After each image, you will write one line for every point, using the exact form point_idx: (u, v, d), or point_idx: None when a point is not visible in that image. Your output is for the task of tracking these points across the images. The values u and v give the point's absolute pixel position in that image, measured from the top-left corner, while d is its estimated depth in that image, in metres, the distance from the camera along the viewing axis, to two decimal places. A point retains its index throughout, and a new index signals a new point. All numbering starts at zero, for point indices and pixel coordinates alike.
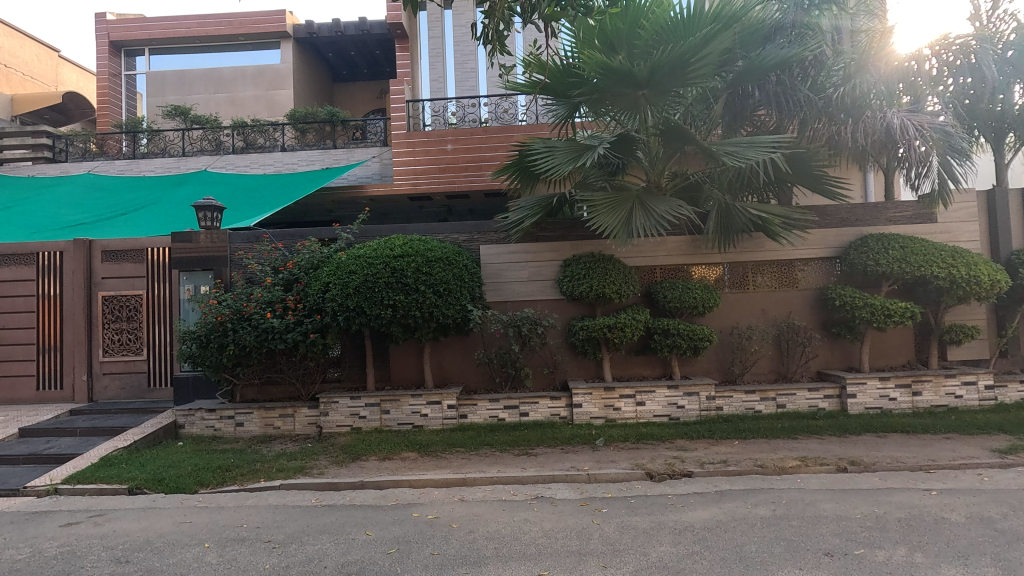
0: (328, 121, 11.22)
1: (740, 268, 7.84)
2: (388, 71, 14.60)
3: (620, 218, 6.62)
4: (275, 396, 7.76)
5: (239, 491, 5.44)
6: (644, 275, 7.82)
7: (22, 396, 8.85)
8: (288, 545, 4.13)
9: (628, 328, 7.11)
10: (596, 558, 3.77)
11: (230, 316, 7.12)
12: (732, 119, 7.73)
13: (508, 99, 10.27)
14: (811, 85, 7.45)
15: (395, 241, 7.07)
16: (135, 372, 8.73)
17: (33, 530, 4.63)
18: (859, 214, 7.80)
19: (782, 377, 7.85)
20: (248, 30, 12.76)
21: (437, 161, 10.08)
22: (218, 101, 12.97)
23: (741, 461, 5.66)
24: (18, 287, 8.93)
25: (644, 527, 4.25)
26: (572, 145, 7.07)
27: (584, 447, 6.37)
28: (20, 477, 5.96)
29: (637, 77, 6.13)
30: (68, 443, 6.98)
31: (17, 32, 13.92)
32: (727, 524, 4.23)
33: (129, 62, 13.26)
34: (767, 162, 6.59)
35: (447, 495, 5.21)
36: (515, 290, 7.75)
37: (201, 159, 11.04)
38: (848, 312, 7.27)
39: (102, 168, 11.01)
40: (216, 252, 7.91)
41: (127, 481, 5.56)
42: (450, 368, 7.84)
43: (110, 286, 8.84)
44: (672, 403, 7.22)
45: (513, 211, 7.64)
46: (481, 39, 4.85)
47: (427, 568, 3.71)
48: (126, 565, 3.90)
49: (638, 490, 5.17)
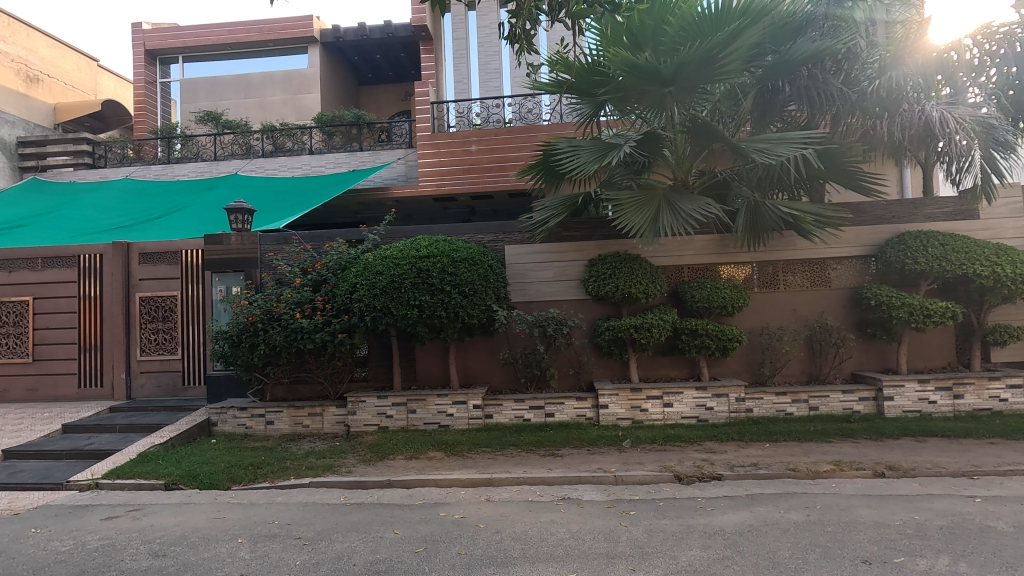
0: (355, 123, 11.36)
1: (770, 267, 7.67)
2: (412, 73, 14.76)
3: (647, 216, 6.56)
4: (304, 395, 7.91)
5: (270, 488, 5.56)
6: (671, 275, 7.70)
7: (65, 393, 9.19)
8: (318, 542, 4.19)
9: (655, 328, 7.02)
10: (625, 561, 3.73)
11: (261, 316, 7.26)
12: (760, 116, 7.50)
13: (532, 99, 10.26)
14: (844, 78, 7.21)
15: (421, 241, 7.13)
16: (170, 371, 8.99)
17: (76, 523, 4.80)
18: (896, 212, 7.60)
19: (815, 379, 7.66)
20: (278, 36, 13.08)
21: (462, 162, 10.12)
22: (248, 106, 13.22)
23: (772, 465, 5.53)
24: (61, 288, 9.26)
25: (673, 531, 4.18)
26: (598, 143, 7.00)
27: (611, 448, 6.32)
28: (63, 472, 6.18)
29: (663, 74, 6.06)
30: (108, 439, 7.21)
31: (59, 43, 14.45)
32: (760, 529, 4.13)
33: (164, 70, 13.65)
34: (799, 159, 6.45)
35: (473, 495, 5.23)
36: (540, 290, 7.72)
37: (231, 163, 11.29)
38: (885, 312, 7.06)
39: (139, 173, 11.36)
40: (247, 253, 8.07)
41: (163, 477, 5.72)
42: (475, 367, 7.86)
43: (147, 287, 9.12)
44: (700, 404, 7.11)
45: (537, 211, 7.64)
46: (508, 39, 4.88)
47: (455, 567, 3.72)
48: (163, 559, 4.00)
49: (667, 493, 5.09)
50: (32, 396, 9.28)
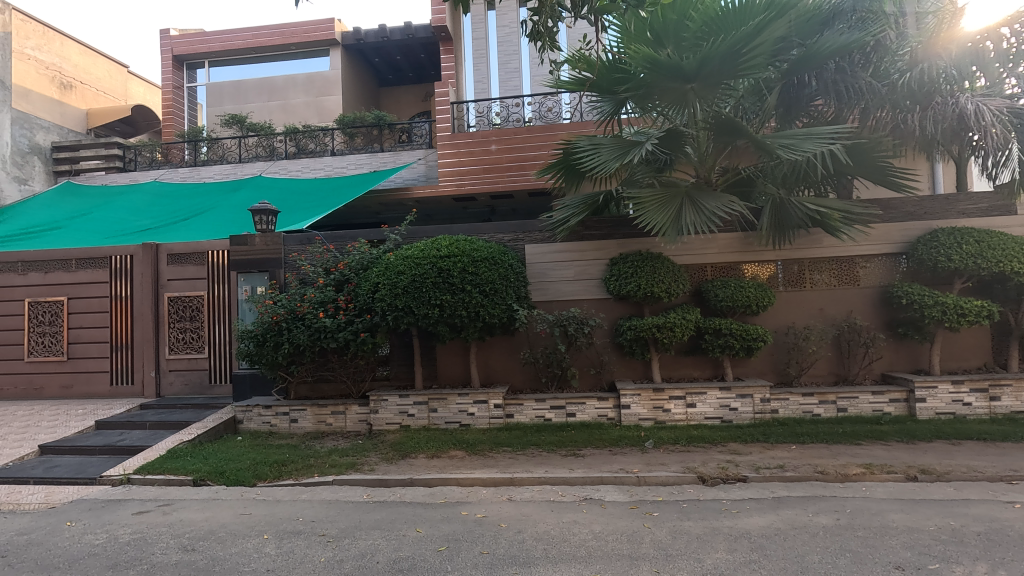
0: (376, 124, 11.45)
1: (796, 265, 7.52)
2: (432, 74, 14.83)
3: (670, 214, 6.48)
4: (327, 393, 8.02)
5: (294, 485, 5.63)
6: (694, 274, 7.60)
7: (98, 390, 9.45)
8: (342, 539, 4.23)
9: (678, 328, 6.94)
10: (648, 563, 3.68)
11: (285, 316, 7.36)
12: (786, 111, 7.40)
13: (552, 98, 10.22)
14: (873, 71, 7.05)
15: (442, 241, 7.15)
16: (197, 369, 9.19)
17: (109, 517, 4.93)
18: (928, 207, 7.37)
19: (843, 379, 7.48)
20: (300, 39, 13.26)
21: (482, 162, 10.14)
22: (272, 108, 13.43)
23: (799, 467, 5.42)
24: (93, 288, 9.54)
25: (697, 533, 4.12)
26: (619, 141, 6.95)
27: (633, 449, 6.26)
28: (97, 467, 6.36)
29: (686, 70, 5.99)
30: (138, 435, 7.40)
31: (91, 51, 14.56)
32: (787, 533, 4.05)
33: (191, 75, 13.93)
34: (826, 155, 6.30)
35: (495, 494, 5.22)
36: (560, 290, 7.69)
37: (256, 165, 11.48)
38: (917, 311, 6.87)
39: (167, 176, 11.62)
40: (271, 253, 8.19)
41: (191, 473, 5.84)
42: (495, 366, 7.87)
43: (175, 287, 9.35)
44: (724, 405, 7.00)
45: (557, 210, 7.61)
46: (530, 36, 4.93)
47: (478, 567, 3.71)
48: (192, 553, 4.08)
49: (691, 494, 5.02)
50: (67, 393, 9.55)
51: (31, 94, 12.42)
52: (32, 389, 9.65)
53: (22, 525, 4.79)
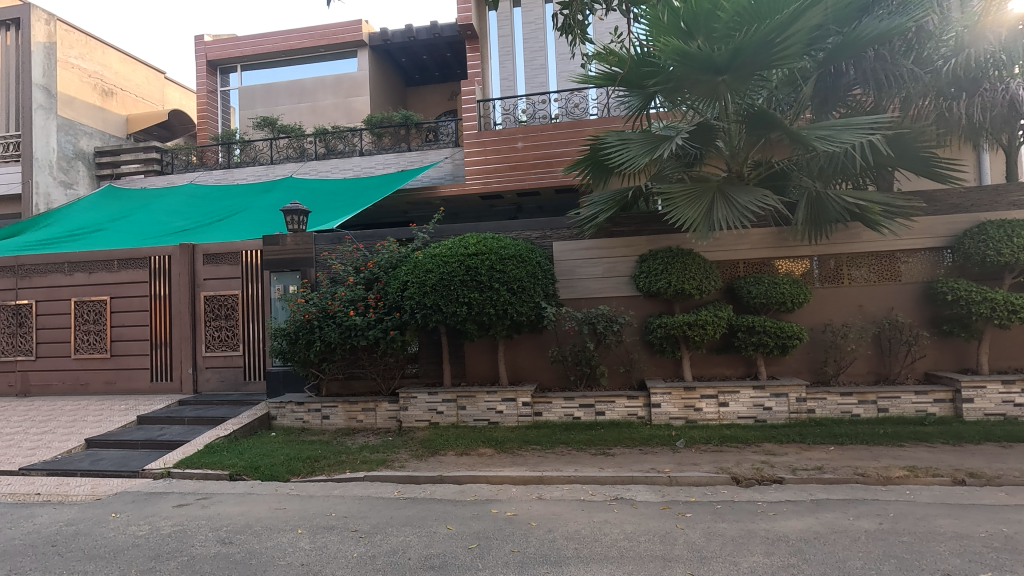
0: (403, 124, 11.54)
1: (833, 261, 7.29)
2: (459, 72, 14.85)
3: (701, 209, 6.35)
4: (357, 390, 8.11)
5: (327, 480, 5.73)
6: (726, 270, 7.44)
7: (139, 387, 9.77)
8: (374, 535, 4.28)
9: (709, 325, 6.81)
10: (682, 565, 3.61)
11: (317, 313, 7.46)
12: (822, 102, 7.13)
13: (579, 94, 10.16)
14: (915, 57, 6.70)
15: (470, 239, 7.15)
16: (232, 366, 9.43)
17: (151, 509, 5.10)
18: (975, 199, 7.05)
19: (884, 379, 7.22)
20: (329, 41, 13.46)
21: (508, 159, 10.12)
22: (301, 110, 13.66)
23: (839, 469, 5.26)
24: (134, 288, 9.87)
25: (732, 535, 4.03)
26: (648, 136, 6.84)
27: (664, 448, 6.16)
28: (139, 461, 6.58)
29: (717, 61, 5.85)
30: (178, 430, 7.63)
31: (130, 58, 15.05)
32: (827, 536, 3.92)
33: (224, 79, 14.28)
34: (866, 146, 6.08)
35: (525, 493, 5.21)
36: (588, 287, 7.63)
37: (287, 167, 11.69)
38: (963, 308, 6.59)
39: (202, 178, 11.93)
40: (303, 253, 8.35)
41: (228, 468, 5.99)
42: (524, 364, 7.85)
43: (211, 287, 9.61)
44: (758, 404, 6.84)
45: (585, 207, 7.50)
46: (563, 31, 5.11)
47: (509, 565, 3.71)
48: (229, 546, 4.18)
49: (725, 495, 4.91)
50: (111, 389, 9.91)
51: (75, 101, 12.90)
52: (78, 385, 10.04)
53: (70, 515, 4.99)
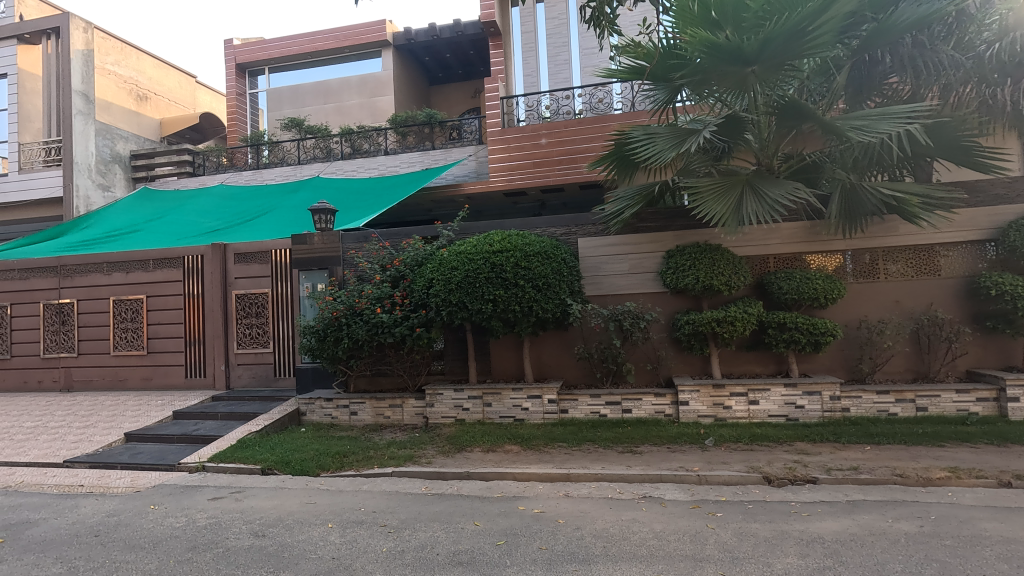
0: (427, 123, 11.59)
1: (868, 255, 7.07)
2: (481, 70, 14.84)
3: (729, 204, 6.22)
4: (384, 386, 8.19)
5: (356, 476, 5.81)
6: (756, 266, 7.27)
7: (174, 382, 10.05)
8: (403, 530, 4.32)
9: (738, 322, 6.69)
10: (713, 565, 3.55)
11: (345, 311, 7.56)
12: (855, 92, 6.91)
13: (603, 88, 10.04)
14: (955, 43, 6.48)
15: (494, 236, 7.15)
16: (263, 363, 9.64)
17: (187, 501, 5.24)
18: (1021, 189, 6.81)
19: (923, 377, 6.98)
20: (354, 42, 13.60)
21: (532, 155, 10.09)
22: (328, 111, 13.85)
23: (876, 469, 5.10)
24: (169, 287, 10.14)
25: (765, 535, 3.94)
26: (674, 130, 6.73)
27: (692, 447, 6.07)
28: (176, 455, 6.77)
29: (746, 52, 5.72)
30: (212, 425, 7.83)
31: (163, 63, 15.44)
32: (864, 538, 3.81)
33: (253, 82, 14.56)
34: (903, 136, 5.87)
35: (551, 490, 5.20)
36: (614, 283, 7.56)
37: (314, 167, 11.86)
38: (1009, 303, 6.35)
39: (233, 179, 12.21)
40: (330, 252, 8.49)
41: (260, 463, 6.12)
42: (549, 361, 7.83)
43: (242, 285, 9.82)
44: (790, 402, 6.69)
45: (610, 202, 7.42)
46: (591, 21, 5.17)
47: (537, 562, 3.70)
48: (263, 538, 4.27)
49: (756, 495, 4.82)
50: (147, 384, 10.22)
51: (111, 106, 13.33)
52: (117, 380, 10.38)
53: (111, 507, 5.16)
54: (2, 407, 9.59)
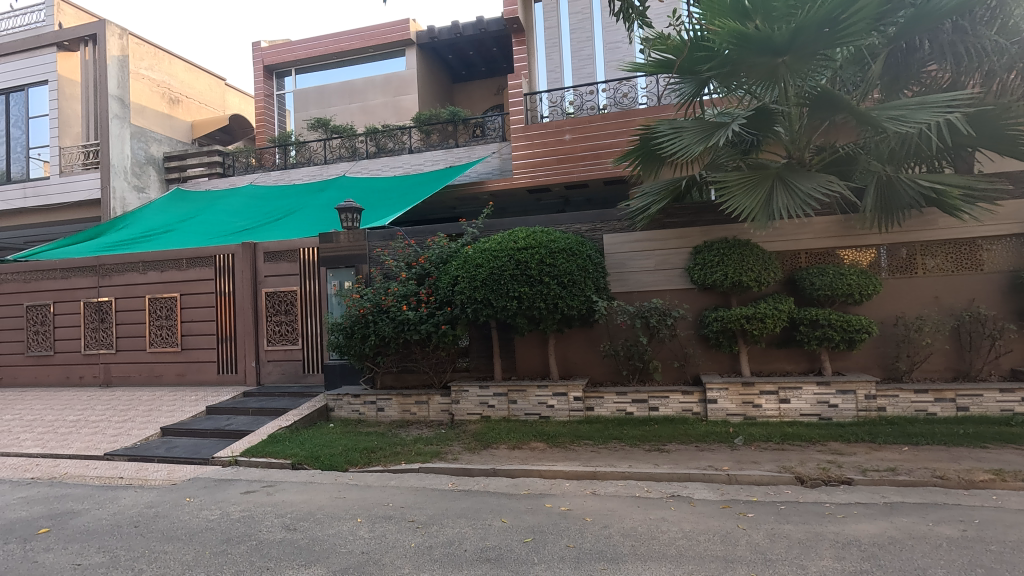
0: (451, 121, 11.63)
1: (905, 250, 6.85)
2: (505, 66, 14.80)
3: (759, 198, 6.08)
4: (410, 383, 8.26)
5: (383, 471, 5.87)
6: (787, 261, 7.11)
7: (207, 378, 10.31)
8: (430, 526, 4.35)
9: (769, 319, 6.55)
10: (745, 566, 3.49)
11: (371, 308, 7.64)
12: (891, 81, 6.69)
13: (627, 83, 9.93)
14: (999, 28, 6.20)
15: (519, 233, 7.13)
16: (292, 360, 9.82)
17: (221, 494, 5.37)
18: None
19: (963, 375, 6.73)
20: (378, 41, 13.72)
21: (556, 152, 10.03)
22: (353, 110, 14.01)
23: (914, 470, 4.94)
24: (201, 285, 10.40)
25: (799, 537, 3.85)
26: (701, 124, 6.61)
27: (721, 445, 5.97)
28: (209, 449, 6.95)
29: (777, 42, 5.58)
30: (243, 420, 8.01)
31: (194, 67, 15.80)
32: (903, 542, 3.69)
33: (280, 83, 14.80)
34: (943, 125, 5.66)
35: (578, 488, 5.17)
36: (640, 280, 7.48)
37: (340, 166, 12.00)
38: None
39: (262, 179, 12.46)
40: (357, 250, 8.61)
41: (290, 457, 6.24)
42: (575, 359, 7.79)
43: (271, 283, 10.00)
44: (822, 401, 6.53)
45: (636, 198, 7.32)
46: (622, 14, 5.11)
47: (565, 559, 3.69)
48: (294, 532, 4.35)
49: (788, 495, 4.72)
50: (182, 380, 10.50)
51: (145, 110, 13.71)
52: (153, 376, 10.70)
53: (149, 498, 5.32)
54: (46, 402, 9.97)
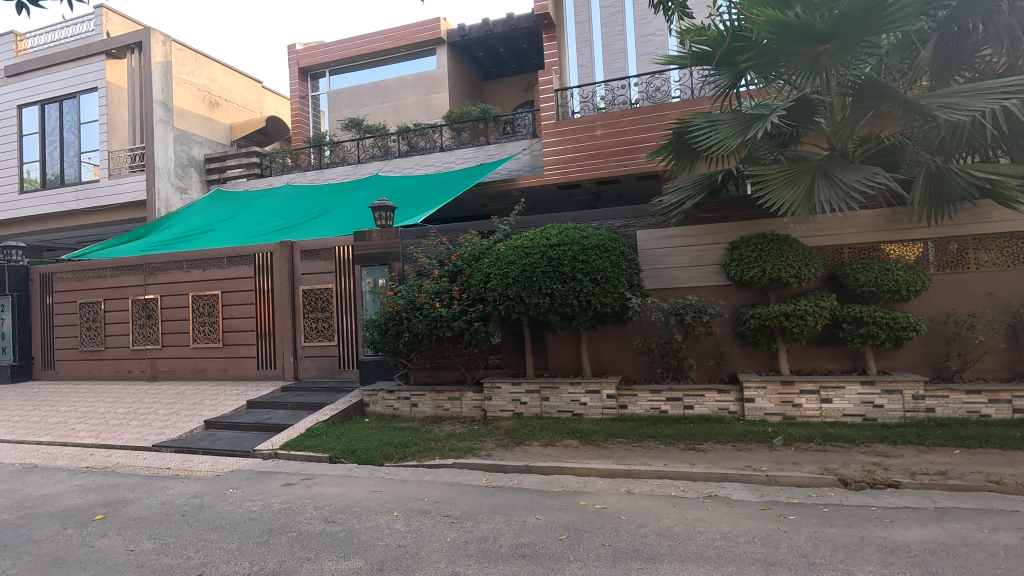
0: (481, 118, 11.68)
1: (955, 244, 6.56)
2: (535, 62, 14.75)
3: (800, 191, 5.89)
4: (443, 379, 8.34)
5: (418, 466, 5.95)
6: (828, 256, 6.88)
7: (247, 373, 10.62)
8: (465, 521, 4.38)
9: (809, 316, 6.35)
10: (787, 569, 3.41)
11: (405, 306, 7.74)
12: (941, 68, 6.39)
13: (660, 76, 9.77)
14: None
15: (551, 230, 7.09)
16: (329, 355, 10.03)
17: (262, 486, 5.53)
18: None
19: (1020, 376, 6.41)
20: (409, 41, 13.86)
21: (588, 147, 9.94)
22: (385, 110, 14.20)
23: (967, 475, 4.73)
24: (241, 283, 10.72)
25: (844, 541, 3.73)
26: (738, 116, 6.45)
27: (759, 445, 5.83)
28: (250, 442, 7.16)
29: (818, 30, 5.41)
30: (282, 415, 8.22)
31: (233, 71, 16.23)
32: (956, 549, 3.54)
33: (315, 84, 15.09)
34: (999, 113, 5.39)
35: (612, 486, 5.13)
36: (674, 277, 7.35)
37: (373, 165, 12.18)
38: None
39: (297, 179, 12.75)
40: (390, 248, 8.73)
41: (328, 451, 6.38)
42: (608, 356, 7.72)
43: (308, 281, 10.22)
44: (866, 401, 6.30)
45: (670, 193, 7.20)
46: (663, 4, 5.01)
47: (600, 557, 3.67)
48: (333, 524, 4.44)
49: (832, 498, 4.57)
50: (223, 375, 10.84)
51: (187, 113, 14.18)
52: (197, 370, 11.08)
53: (196, 489, 5.52)
54: (98, 394, 10.44)
